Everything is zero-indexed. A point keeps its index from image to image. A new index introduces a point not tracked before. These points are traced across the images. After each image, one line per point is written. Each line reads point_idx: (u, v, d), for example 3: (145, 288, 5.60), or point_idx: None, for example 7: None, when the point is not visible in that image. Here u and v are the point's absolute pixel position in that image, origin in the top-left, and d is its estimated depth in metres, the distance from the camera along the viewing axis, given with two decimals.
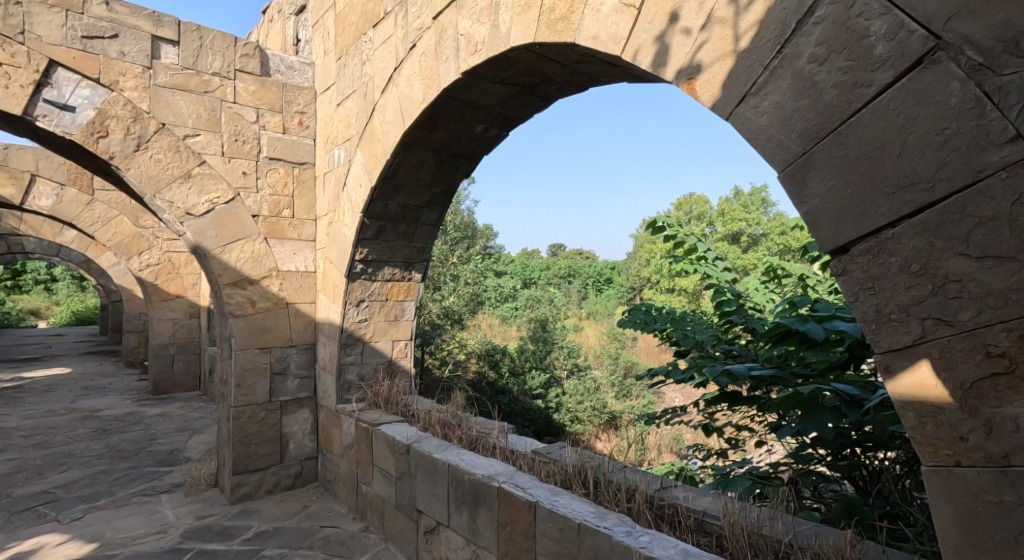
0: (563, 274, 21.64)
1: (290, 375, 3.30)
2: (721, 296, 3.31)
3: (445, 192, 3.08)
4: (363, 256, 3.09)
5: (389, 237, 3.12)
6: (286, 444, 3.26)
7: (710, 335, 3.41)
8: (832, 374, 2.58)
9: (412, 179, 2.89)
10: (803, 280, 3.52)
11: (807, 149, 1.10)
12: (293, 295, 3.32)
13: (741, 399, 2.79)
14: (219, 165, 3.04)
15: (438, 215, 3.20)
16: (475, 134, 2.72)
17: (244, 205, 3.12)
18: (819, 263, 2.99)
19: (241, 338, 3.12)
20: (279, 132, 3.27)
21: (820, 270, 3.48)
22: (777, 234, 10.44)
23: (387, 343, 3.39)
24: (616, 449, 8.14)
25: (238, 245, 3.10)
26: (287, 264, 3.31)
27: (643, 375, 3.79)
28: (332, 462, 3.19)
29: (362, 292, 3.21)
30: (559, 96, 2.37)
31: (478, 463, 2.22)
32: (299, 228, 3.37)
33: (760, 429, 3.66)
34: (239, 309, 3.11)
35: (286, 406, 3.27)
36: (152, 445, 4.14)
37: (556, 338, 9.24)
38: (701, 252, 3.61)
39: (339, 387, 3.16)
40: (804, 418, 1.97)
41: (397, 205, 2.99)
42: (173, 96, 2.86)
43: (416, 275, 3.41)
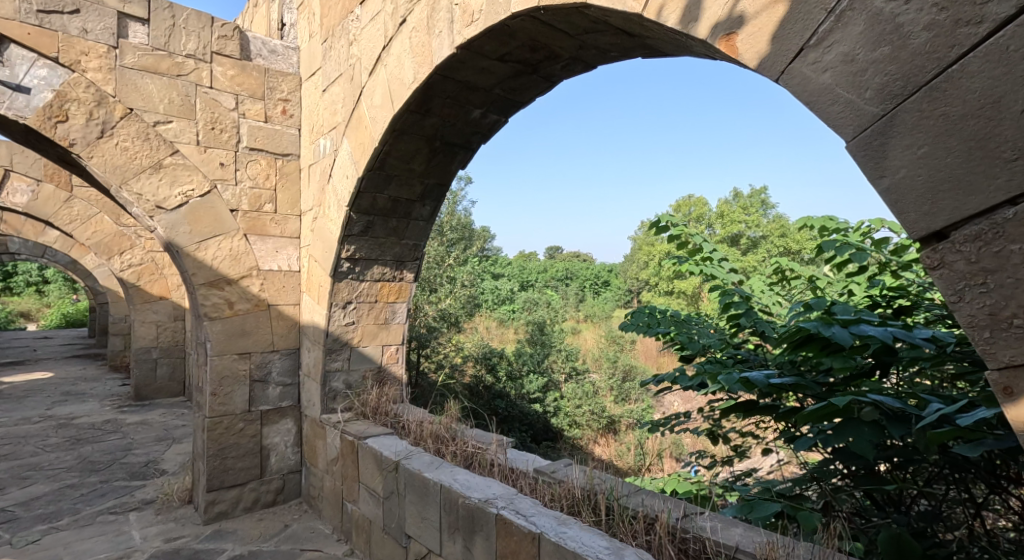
0: (561, 276, 21.45)
1: (271, 383, 3.06)
2: (729, 299, 3.10)
3: (438, 184, 2.85)
4: (350, 255, 2.86)
5: (378, 233, 2.89)
6: (267, 457, 3.02)
7: (717, 339, 3.20)
8: (858, 382, 2.36)
9: (403, 170, 2.66)
10: (813, 282, 3.31)
11: (888, 109, 0.87)
12: (275, 296, 3.08)
13: (757, 409, 2.57)
14: (193, 155, 2.80)
15: (431, 210, 2.97)
16: (471, 121, 2.49)
17: (221, 199, 2.89)
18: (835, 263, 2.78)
19: (218, 343, 2.87)
20: (260, 121, 3.04)
21: (832, 271, 3.27)
22: (777, 237, 10.26)
23: (376, 348, 3.15)
24: (616, 455, 7.94)
25: (214, 242, 2.86)
26: (269, 263, 3.07)
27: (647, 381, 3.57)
28: (316, 477, 2.94)
29: (350, 293, 2.97)
30: (564, 75, 2.15)
31: (473, 484, 1.98)
32: (282, 224, 3.13)
33: (767, 436, 3.45)
34: (215, 311, 2.87)
35: (266, 416, 3.03)
36: (126, 457, 3.89)
37: (554, 341, 9.00)
38: (707, 253, 3.39)
39: (324, 395, 2.93)
40: (839, 432, 1.75)
41: (387, 198, 2.77)
42: (141, 78, 2.62)
43: (408, 275, 3.18)
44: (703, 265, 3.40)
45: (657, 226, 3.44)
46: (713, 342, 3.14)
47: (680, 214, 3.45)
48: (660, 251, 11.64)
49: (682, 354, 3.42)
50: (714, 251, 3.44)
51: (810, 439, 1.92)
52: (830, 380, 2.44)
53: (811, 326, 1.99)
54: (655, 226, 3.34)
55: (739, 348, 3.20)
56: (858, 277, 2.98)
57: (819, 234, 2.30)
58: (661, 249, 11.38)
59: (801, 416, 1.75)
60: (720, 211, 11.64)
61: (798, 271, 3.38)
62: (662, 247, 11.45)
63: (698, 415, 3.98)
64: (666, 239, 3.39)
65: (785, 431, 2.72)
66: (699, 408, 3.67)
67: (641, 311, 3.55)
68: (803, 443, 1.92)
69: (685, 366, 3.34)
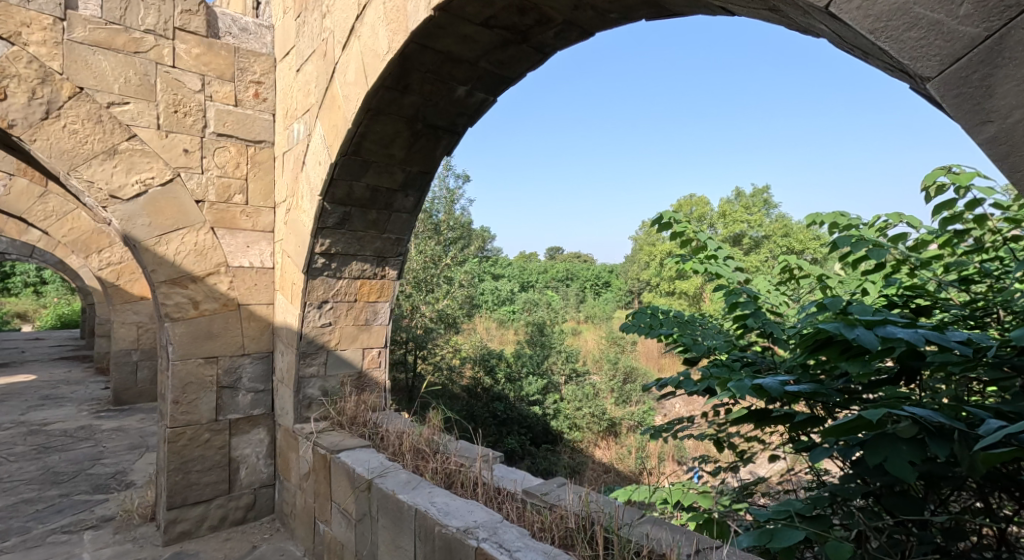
0: (561, 277, 21.21)
1: (241, 389, 2.82)
2: (735, 299, 2.86)
3: (422, 173, 2.60)
4: (325, 250, 2.61)
5: (356, 226, 2.65)
6: (236, 471, 2.77)
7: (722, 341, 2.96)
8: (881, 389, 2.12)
9: (382, 155, 2.41)
10: (823, 282, 3.07)
11: (996, 27, 0.66)
12: (246, 295, 2.84)
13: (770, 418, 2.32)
14: (153, 141, 2.55)
15: (415, 201, 2.72)
16: (455, 100, 2.24)
17: (185, 188, 2.64)
18: (852, 259, 2.53)
19: (180, 346, 2.63)
20: (229, 104, 2.79)
21: (843, 270, 3.03)
22: (780, 236, 10.03)
23: (356, 351, 2.91)
24: (617, 458, 7.70)
25: (177, 235, 2.62)
26: (239, 260, 2.83)
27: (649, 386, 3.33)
28: (289, 492, 2.70)
29: (326, 292, 2.73)
30: (557, 45, 1.91)
31: (452, 509, 1.73)
32: (253, 217, 2.89)
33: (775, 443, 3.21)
34: (178, 312, 2.62)
35: (236, 425, 2.78)
36: (93, 467, 3.64)
37: (554, 342, 8.71)
38: (712, 250, 3.15)
39: (297, 403, 2.68)
40: (868, 447, 1.50)
41: (365, 186, 2.52)
42: (93, 54, 2.38)
43: (391, 272, 2.94)
44: (707, 264, 3.16)
45: (658, 221, 3.20)
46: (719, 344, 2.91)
47: (683, 210, 3.21)
48: (661, 251, 11.38)
49: (685, 357, 3.19)
50: (719, 249, 3.21)
51: (827, 447, 1.67)
52: (852, 388, 2.19)
53: (829, 327, 1.74)
54: (656, 221, 3.10)
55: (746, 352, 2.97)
56: (873, 275, 2.73)
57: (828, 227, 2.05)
58: (662, 249, 11.13)
59: (823, 429, 1.50)
60: (722, 211, 11.38)
61: (806, 271, 3.13)
62: (663, 248, 11.19)
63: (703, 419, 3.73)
64: (668, 237, 3.16)
65: (798, 442, 2.47)
66: (704, 413, 3.42)
67: (642, 312, 3.31)
68: (818, 452, 1.67)
69: (689, 370, 3.10)
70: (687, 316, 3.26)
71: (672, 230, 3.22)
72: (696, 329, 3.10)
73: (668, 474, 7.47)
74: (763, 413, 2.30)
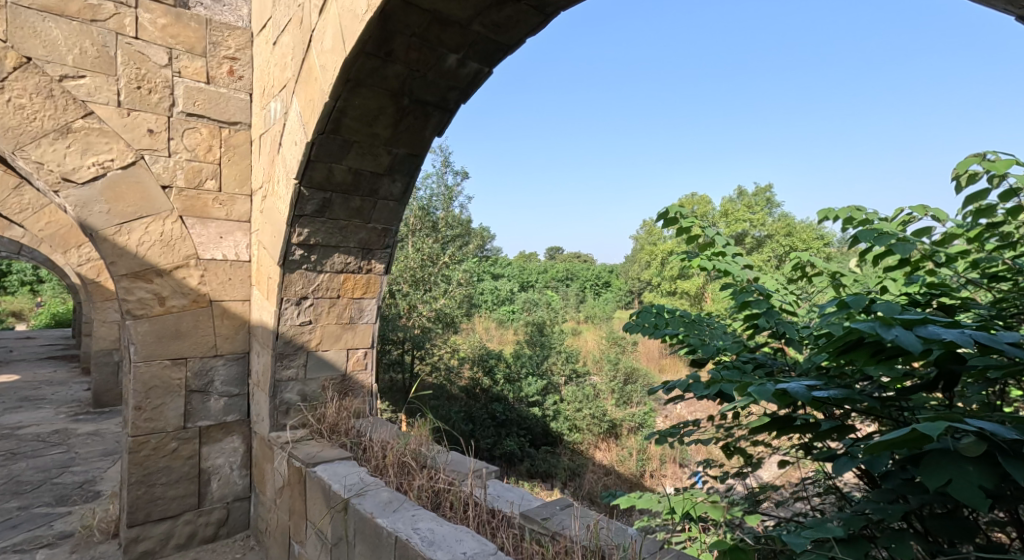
0: (560, 276, 20.97)
1: (213, 394, 2.57)
2: (746, 298, 2.63)
3: (410, 156, 2.36)
4: (303, 240, 2.37)
5: (337, 214, 2.41)
6: (207, 483, 2.53)
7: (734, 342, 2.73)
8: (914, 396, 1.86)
9: (365, 134, 2.17)
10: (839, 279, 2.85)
11: None
12: (218, 291, 2.59)
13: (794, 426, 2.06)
14: (112, 119, 2.31)
15: (403, 186, 2.48)
16: (445, 71, 1.99)
17: (149, 171, 2.40)
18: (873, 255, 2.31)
19: (143, 347, 2.38)
20: (200, 81, 2.54)
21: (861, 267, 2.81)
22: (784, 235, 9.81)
23: (339, 352, 2.67)
24: (618, 460, 7.46)
25: (140, 224, 2.38)
26: (211, 252, 2.58)
27: (655, 389, 3.09)
28: (264, 507, 2.46)
29: (306, 287, 2.49)
30: (560, 4, 1.67)
31: (438, 539, 1.48)
32: (227, 205, 2.64)
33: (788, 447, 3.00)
34: (141, 308, 2.38)
35: (207, 433, 2.54)
36: (61, 476, 3.39)
37: (554, 342, 8.43)
38: (721, 246, 2.92)
39: (273, 409, 2.44)
40: (925, 470, 1.12)
41: (346, 169, 2.27)
42: (43, 21, 2.14)
43: (377, 266, 2.69)
44: (716, 260, 2.93)
45: (662, 215, 2.98)
46: (728, 345, 2.68)
47: (690, 204, 2.99)
48: (661, 251, 11.12)
49: (693, 359, 2.95)
50: (728, 246, 2.99)
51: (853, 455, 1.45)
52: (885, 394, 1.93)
53: (863, 326, 1.47)
54: (661, 214, 2.87)
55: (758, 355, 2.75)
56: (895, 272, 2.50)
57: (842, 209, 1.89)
58: (663, 248, 10.89)
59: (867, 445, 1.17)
60: (723, 211, 11.11)
61: (820, 270, 2.92)
62: (664, 247, 10.92)
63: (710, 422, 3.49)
64: (674, 232, 2.95)
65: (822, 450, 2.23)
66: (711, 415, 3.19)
67: (646, 311, 3.07)
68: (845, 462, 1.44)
69: (698, 373, 2.87)
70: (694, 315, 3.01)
71: (679, 225, 3.01)
72: (705, 329, 2.86)
73: (669, 477, 7.25)
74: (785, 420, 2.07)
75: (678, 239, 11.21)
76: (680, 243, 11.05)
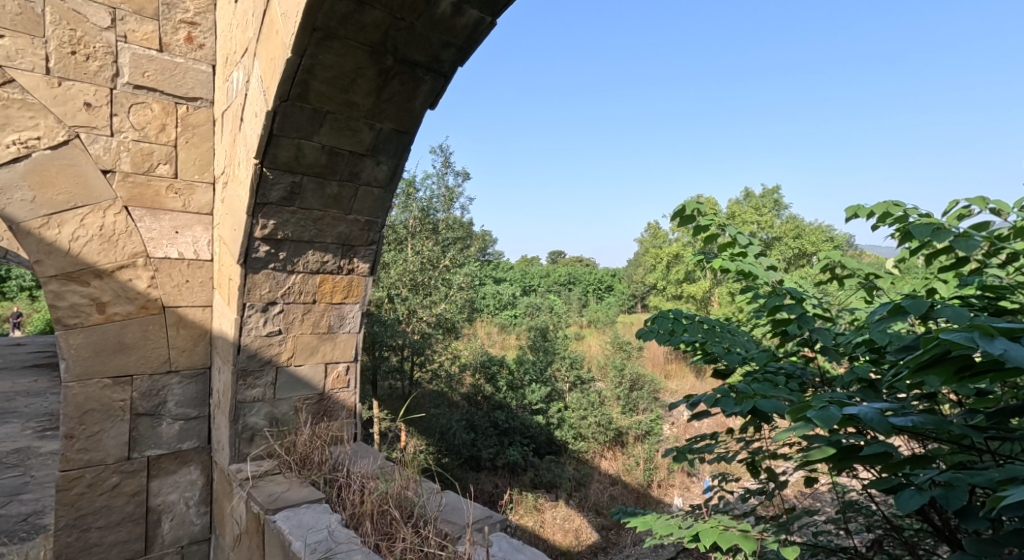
0: (563, 280, 20.53)
1: (165, 417, 2.17)
2: (776, 302, 2.28)
3: (398, 132, 1.96)
4: (268, 234, 1.98)
5: (310, 202, 2.01)
6: (158, 524, 2.14)
7: (764, 352, 2.35)
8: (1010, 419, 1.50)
9: (340, 103, 1.78)
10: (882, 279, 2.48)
11: None
12: (173, 295, 2.20)
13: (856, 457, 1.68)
14: (38, 89, 1.93)
15: (389, 170, 2.08)
16: (437, 20, 1.60)
17: (87, 154, 2.02)
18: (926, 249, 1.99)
19: (76, 363, 1.99)
20: (150, 48, 2.15)
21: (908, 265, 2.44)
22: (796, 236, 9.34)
23: (316, 368, 2.27)
24: (624, 469, 7.08)
25: (74, 216, 1.99)
26: (164, 250, 2.18)
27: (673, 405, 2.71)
28: (223, 553, 2.06)
29: (274, 290, 2.10)
30: None
31: None
32: (184, 195, 2.24)
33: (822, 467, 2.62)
34: (74, 316, 1.99)
35: (157, 464, 2.14)
36: (8, 505, 2.99)
37: (559, 347, 7.97)
38: (743, 246, 2.58)
39: (234, 436, 2.05)
40: None
41: (319, 147, 1.88)
42: None
43: (360, 265, 2.29)
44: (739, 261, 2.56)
45: (678, 211, 2.63)
46: (758, 356, 2.30)
47: (709, 201, 2.66)
48: (667, 254, 10.67)
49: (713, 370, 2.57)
50: (753, 245, 2.63)
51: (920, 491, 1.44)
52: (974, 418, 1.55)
53: (954, 336, 1.12)
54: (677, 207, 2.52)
55: (786, 366, 2.40)
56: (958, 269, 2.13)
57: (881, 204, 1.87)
58: (669, 251, 10.44)
59: None
60: (730, 211, 10.62)
61: (852, 273, 2.58)
62: (670, 249, 10.47)
63: (733, 436, 3.10)
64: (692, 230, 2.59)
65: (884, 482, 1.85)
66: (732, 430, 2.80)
67: (663, 314, 2.66)
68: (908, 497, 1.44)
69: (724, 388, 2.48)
70: (715, 321, 2.64)
71: (696, 223, 2.65)
72: (727, 336, 2.48)
73: (678, 487, 6.92)
74: (847, 449, 1.68)
75: (684, 240, 10.73)
76: (687, 244, 10.56)
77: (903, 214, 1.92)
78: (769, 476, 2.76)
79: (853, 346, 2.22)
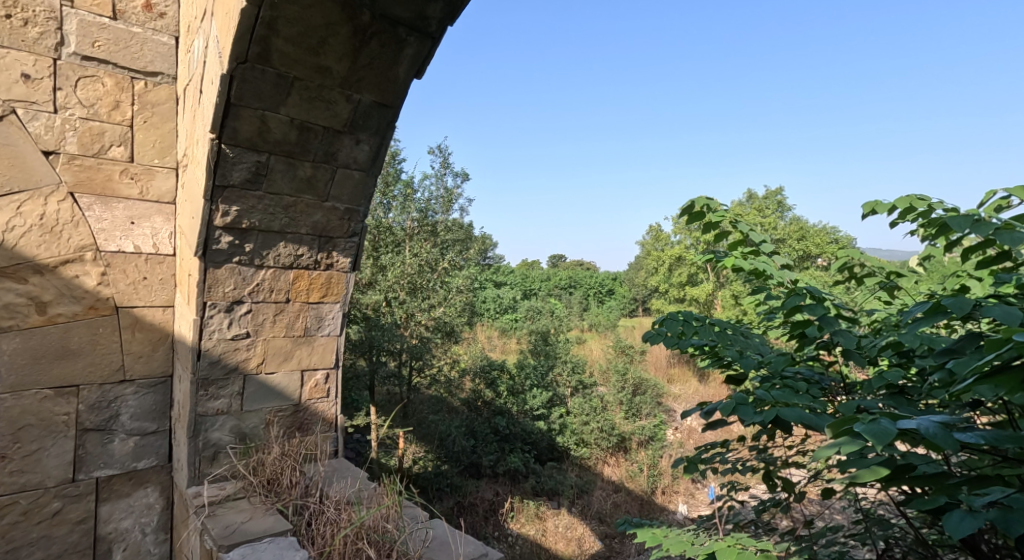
0: (563, 284, 20.27)
1: (118, 433, 1.91)
2: (795, 302, 2.02)
3: (380, 105, 1.71)
4: (231, 222, 1.73)
5: (280, 186, 1.76)
6: (107, 555, 1.89)
7: (782, 356, 2.09)
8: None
9: (309, 67, 1.53)
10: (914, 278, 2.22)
11: None
12: (127, 294, 1.94)
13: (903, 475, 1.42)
14: None
15: (371, 151, 1.82)
16: None
17: (25, 133, 1.77)
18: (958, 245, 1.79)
19: (10, 372, 1.73)
20: (102, 15, 1.90)
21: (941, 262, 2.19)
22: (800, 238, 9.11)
23: (290, 376, 2.00)
24: (627, 476, 6.83)
25: (9, 203, 1.74)
26: (117, 243, 1.93)
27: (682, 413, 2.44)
28: None
29: (240, 287, 1.85)
30: None
31: None
32: (142, 181, 1.99)
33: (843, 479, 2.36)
34: (9, 317, 1.73)
35: (108, 486, 1.89)
36: None
37: (560, 351, 7.71)
38: (756, 243, 2.33)
39: (194, 453, 1.80)
40: None
41: (287, 121, 1.63)
42: None
43: (341, 259, 2.04)
44: (752, 260, 2.31)
45: (686, 206, 2.39)
46: (774, 362, 2.04)
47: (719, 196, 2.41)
48: (669, 256, 10.38)
49: (726, 376, 2.32)
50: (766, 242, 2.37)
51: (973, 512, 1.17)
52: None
53: None
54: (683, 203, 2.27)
55: (805, 371, 2.15)
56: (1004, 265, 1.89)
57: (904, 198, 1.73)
58: (671, 254, 10.20)
59: None
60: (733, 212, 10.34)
61: (872, 272, 2.33)
62: (672, 251, 10.17)
63: (745, 443, 2.85)
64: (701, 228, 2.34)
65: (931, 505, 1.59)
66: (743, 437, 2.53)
67: (672, 316, 2.40)
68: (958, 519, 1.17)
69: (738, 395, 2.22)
70: (726, 322, 2.38)
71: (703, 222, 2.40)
72: (739, 338, 2.23)
73: (683, 494, 6.69)
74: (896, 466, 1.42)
75: (686, 242, 10.46)
76: (690, 246, 10.29)
77: (928, 207, 1.76)
78: (784, 487, 2.50)
79: (879, 350, 1.96)
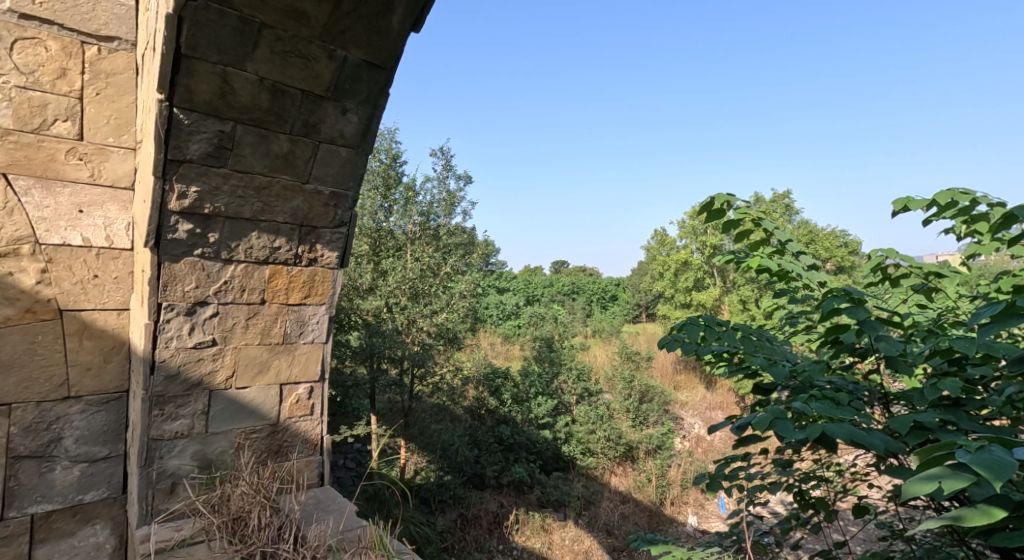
0: (567, 289, 19.93)
1: (60, 460, 1.61)
2: (832, 304, 1.61)
3: (369, 65, 1.42)
4: (189, 207, 1.43)
5: (247, 163, 1.46)
6: None
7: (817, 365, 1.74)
8: None
9: (278, 10, 1.24)
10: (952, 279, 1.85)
11: None
12: (74, 295, 1.65)
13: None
14: None
15: (360, 122, 1.53)
16: None
17: None
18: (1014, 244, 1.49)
19: None
20: None
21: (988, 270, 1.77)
22: (811, 241, 8.80)
23: (265, 391, 1.70)
24: (636, 486, 6.49)
25: None
26: (61, 234, 1.63)
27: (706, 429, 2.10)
28: None
29: (203, 285, 1.55)
30: None
31: None
32: (93, 163, 1.70)
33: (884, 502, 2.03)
34: None
35: (46, 525, 1.59)
36: None
37: (564, 358, 7.37)
38: (783, 243, 1.98)
39: (146, 485, 1.49)
40: None
41: (254, 81, 1.34)
42: None
43: (326, 253, 1.74)
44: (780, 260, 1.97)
45: (705, 203, 2.04)
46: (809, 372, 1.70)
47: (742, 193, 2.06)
48: (675, 261, 10.04)
49: (753, 387, 1.98)
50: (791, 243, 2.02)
51: None
52: None
53: None
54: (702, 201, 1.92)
55: (837, 379, 1.80)
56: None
57: (942, 191, 1.53)
58: (678, 258, 9.88)
59: None
60: None
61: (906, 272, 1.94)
62: (679, 255, 9.82)
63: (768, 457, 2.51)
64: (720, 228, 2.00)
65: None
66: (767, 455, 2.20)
67: (692, 320, 2.05)
68: None
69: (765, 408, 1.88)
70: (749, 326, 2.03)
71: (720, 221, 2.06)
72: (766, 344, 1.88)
73: (692, 505, 6.38)
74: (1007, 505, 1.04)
75: (693, 247, 10.14)
76: (697, 251, 9.95)
77: (974, 201, 1.48)
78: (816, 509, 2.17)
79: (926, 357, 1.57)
